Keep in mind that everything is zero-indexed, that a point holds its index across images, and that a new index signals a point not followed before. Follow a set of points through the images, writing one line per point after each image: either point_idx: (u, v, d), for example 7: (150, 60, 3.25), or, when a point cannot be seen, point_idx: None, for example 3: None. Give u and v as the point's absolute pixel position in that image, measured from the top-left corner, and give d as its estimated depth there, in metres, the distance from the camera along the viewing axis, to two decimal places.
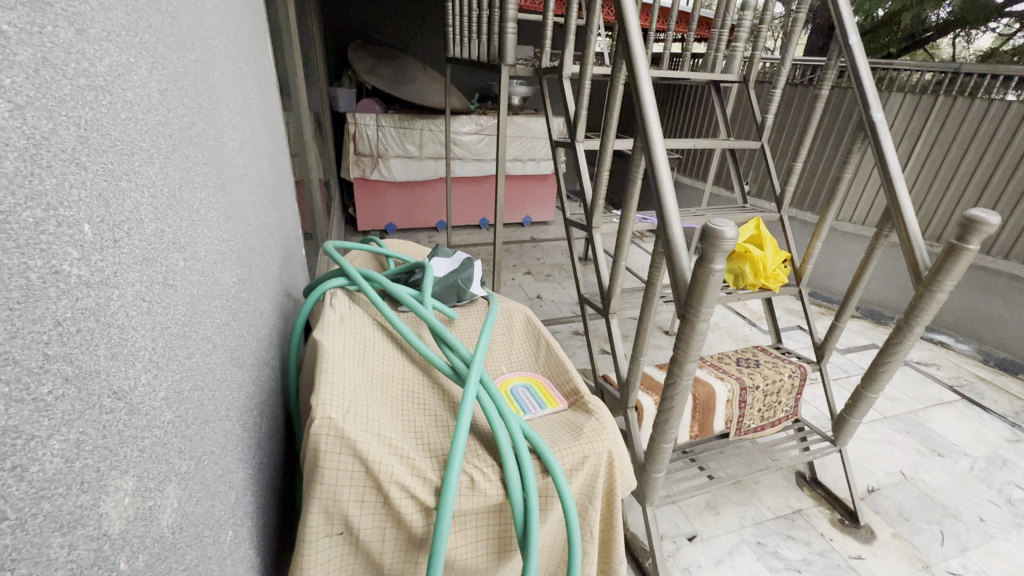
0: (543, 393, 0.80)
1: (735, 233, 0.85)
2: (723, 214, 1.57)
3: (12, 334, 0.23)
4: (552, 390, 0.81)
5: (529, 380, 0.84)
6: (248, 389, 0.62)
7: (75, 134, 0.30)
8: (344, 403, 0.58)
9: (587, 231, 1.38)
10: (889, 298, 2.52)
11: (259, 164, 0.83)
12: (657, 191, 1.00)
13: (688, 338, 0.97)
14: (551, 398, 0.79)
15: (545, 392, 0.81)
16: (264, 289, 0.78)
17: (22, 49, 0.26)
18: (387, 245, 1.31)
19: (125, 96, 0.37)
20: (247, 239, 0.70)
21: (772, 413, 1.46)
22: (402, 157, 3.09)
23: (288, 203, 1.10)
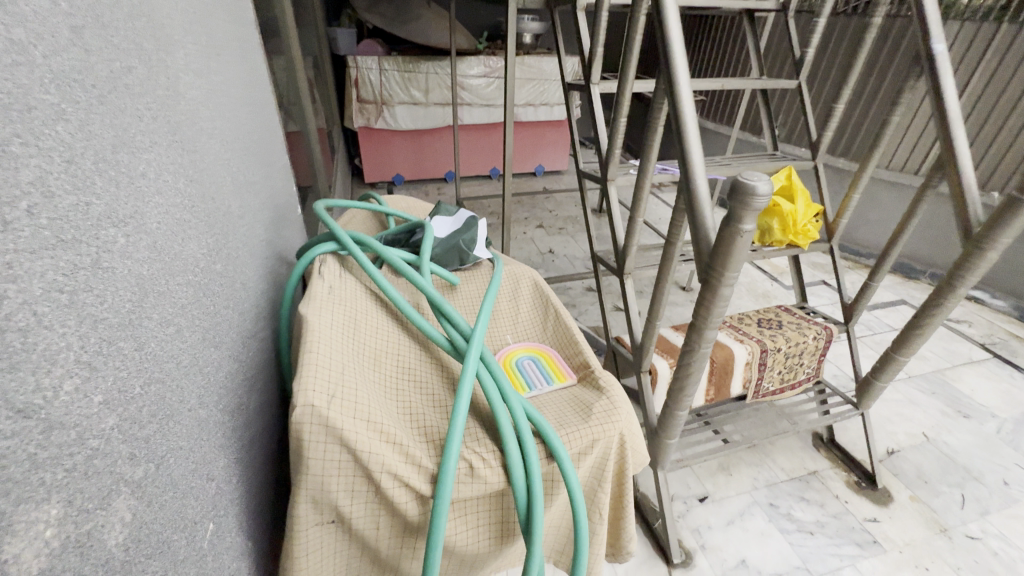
0: (550, 365, 0.75)
1: (769, 188, 0.74)
2: (751, 163, 1.44)
3: None
4: (560, 362, 0.76)
5: (534, 352, 0.78)
6: (229, 368, 0.58)
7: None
8: (329, 386, 0.53)
9: (602, 184, 1.27)
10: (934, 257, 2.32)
11: (234, 115, 0.74)
12: (680, 140, 0.89)
13: (709, 305, 0.90)
14: (559, 370, 0.74)
15: (552, 364, 0.76)
16: (248, 256, 0.72)
17: None
18: (387, 201, 1.23)
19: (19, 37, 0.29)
20: (222, 201, 0.63)
21: (792, 375, 1.40)
22: (407, 104, 2.92)
23: (277, 158, 1.03)
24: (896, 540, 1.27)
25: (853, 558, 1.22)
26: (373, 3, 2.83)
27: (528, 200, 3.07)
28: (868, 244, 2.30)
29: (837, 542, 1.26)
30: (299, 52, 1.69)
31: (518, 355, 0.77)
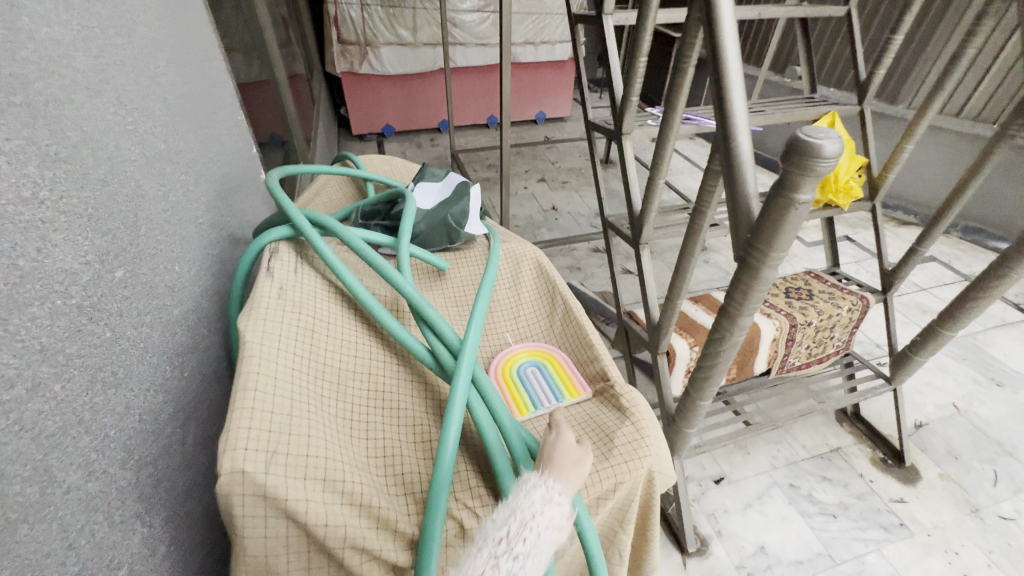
0: (559, 375, 0.63)
1: (837, 150, 0.58)
2: (788, 109, 1.24)
3: None
4: (571, 372, 0.63)
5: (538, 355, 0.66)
6: (144, 406, 0.45)
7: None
8: (271, 439, 0.40)
9: (615, 139, 1.09)
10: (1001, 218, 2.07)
11: (147, 65, 0.57)
12: (716, 85, 0.69)
13: (746, 289, 0.75)
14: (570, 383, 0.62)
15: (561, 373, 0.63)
16: (180, 249, 0.57)
17: None
18: (366, 163, 1.06)
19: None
20: (122, 183, 0.47)
21: (821, 349, 1.27)
22: (394, 44, 2.64)
23: (227, 115, 0.85)
24: (924, 522, 1.20)
25: (878, 543, 1.15)
26: None
27: (528, 151, 2.85)
28: (920, 202, 2.14)
29: (861, 525, 1.19)
30: None
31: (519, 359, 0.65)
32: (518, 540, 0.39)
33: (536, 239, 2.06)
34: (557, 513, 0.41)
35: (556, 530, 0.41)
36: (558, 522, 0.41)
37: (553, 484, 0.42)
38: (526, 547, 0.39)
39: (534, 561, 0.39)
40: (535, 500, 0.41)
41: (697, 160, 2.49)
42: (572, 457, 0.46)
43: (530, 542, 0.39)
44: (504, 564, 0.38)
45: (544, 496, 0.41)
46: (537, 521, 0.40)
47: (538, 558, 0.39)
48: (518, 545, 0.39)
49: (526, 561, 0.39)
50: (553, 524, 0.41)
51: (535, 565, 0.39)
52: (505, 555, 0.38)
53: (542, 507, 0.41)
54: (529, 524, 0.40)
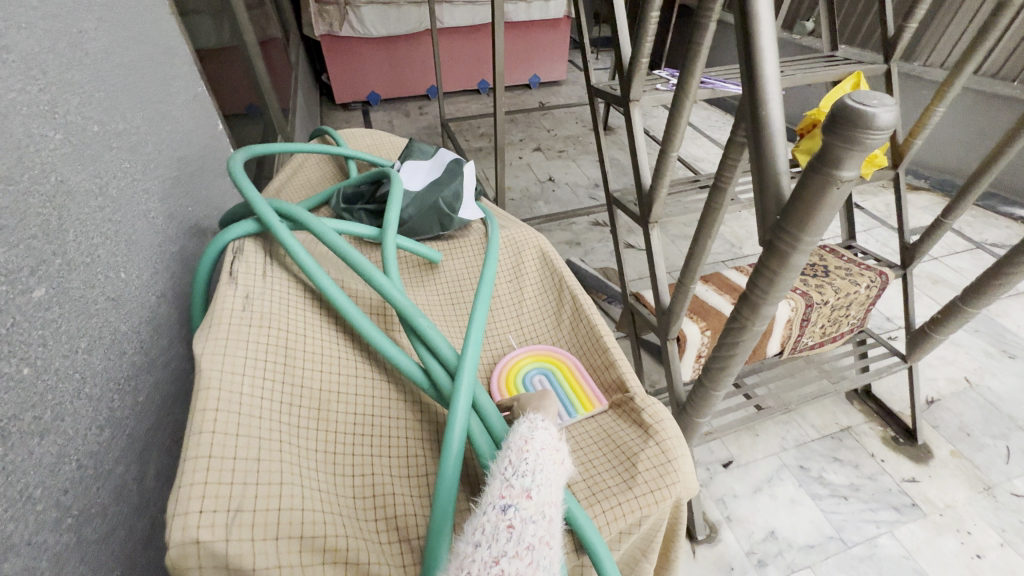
0: (569, 382, 0.58)
1: (892, 119, 0.47)
2: (808, 69, 1.14)
3: None
4: (581, 376, 0.58)
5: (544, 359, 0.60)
6: (84, 448, 0.38)
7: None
8: (234, 492, 0.33)
9: (622, 107, 0.99)
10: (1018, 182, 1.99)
11: (68, 30, 0.47)
12: (745, 38, 0.58)
13: (772, 278, 0.65)
14: (582, 391, 0.57)
15: (570, 378, 0.58)
16: (127, 253, 0.49)
17: None
18: (348, 139, 0.96)
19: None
20: (38, 179, 0.39)
21: (835, 328, 1.22)
22: (376, 3, 2.45)
23: (185, 89, 0.75)
24: (936, 502, 1.17)
25: (889, 525, 1.13)
26: None
27: (523, 118, 2.71)
28: (936, 167, 2.05)
29: (872, 507, 1.16)
30: None
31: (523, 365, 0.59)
32: (520, 461, 0.37)
33: (534, 214, 1.97)
34: (551, 438, 0.40)
35: (555, 449, 0.39)
36: (554, 444, 0.40)
37: (534, 415, 0.42)
38: (530, 465, 0.37)
39: (544, 478, 0.37)
40: (523, 431, 0.40)
41: (701, 125, 2.37)
42: (549, 405, 0.46)
43: (533, 460, 0.38)
44: (517, 484, 0.36)
45: (529, 424, 0.41)
46: (531, 442, 0.39)
47: (547, 476, 0.37)
48: (521, 464, 0.37)
49: (536, 478, 0.37)
50: (551, 447, 0.39)
51: (551, 483, 0.37)
52: (514, 475, 0.36)
53: (531, 433, 0.40)
54: (526, 448, 0.38)
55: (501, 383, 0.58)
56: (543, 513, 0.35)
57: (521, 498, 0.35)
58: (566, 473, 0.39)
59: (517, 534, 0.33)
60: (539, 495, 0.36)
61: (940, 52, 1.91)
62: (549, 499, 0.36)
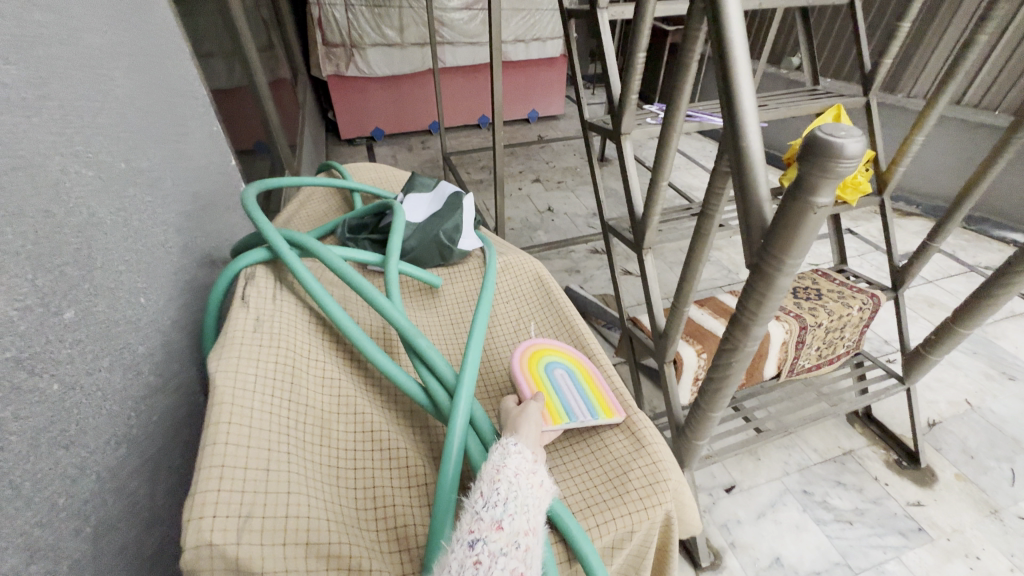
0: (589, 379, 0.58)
1: (861, 148, 0.50)
2: (791, 103, 1.20)
3: None
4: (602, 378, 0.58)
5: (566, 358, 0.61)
6: (103, 462, 0.40)
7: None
8: (244, 499, 0.35)
9: (614, 139, 1.04)
10: (1008, 207, 2.03)
11: (99, 76, 0.52)
12: (724, 76, 0.63)
13: (760, 299, 0.68)
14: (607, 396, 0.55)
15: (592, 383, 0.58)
16: (145, 279, 0.52)
17: None
18: (353, 173, 1.01)
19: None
20: (72, 211, 0.42)
21: (831, 350, 1.24)
22: (381, 45, 2.58)
23: (201, 127, 0.80)
24: (943, 526, 1.16)
25: (897, 550, 1.11)
26: None
27: (522, 151, 2.80)
28: (925, 193, 2.10)
29: (878, 532, 1.14)
30: None
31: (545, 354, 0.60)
32: (492, 491, 0.39)
33: (533, 243, 2.01)
34: (526, 462, 0.42)
35: (529, 475, 0.41)
36: (528, 468, 0.41)
37: (507, 440, 0.43)
38: (503, 494, 0.38)
39: (518, 505, 0.38)
40: (496, 459, 0.42)
41: (695, 156, 2.44)
42: (534, 423, 0.47)
43: (505, 488, 0.39)
44: (487, 516, 0.37)
45: (502, 451, 0.42)
46: (504, 470, 0.40)
47: (522, 502, 0.38)
48: (493, 494, 0.38)
49: (510, 507, 0.38)
50: (525, 472, 0.41)
51: (523, 511, 0.38)
52: (485, 507, 0.38)
53: (503, 460, 0.41)
54: (498, 477, 0.40)
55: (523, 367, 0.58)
56: (515, 543, 0.36)
57: (490, 531, 0.36)
58: (544, 494, 0.40)
59: (485, 570, 0.34)
60: (511, 524, 0.37)
61: (922, 84, 1.98)
62: (522, 529, 0.37)
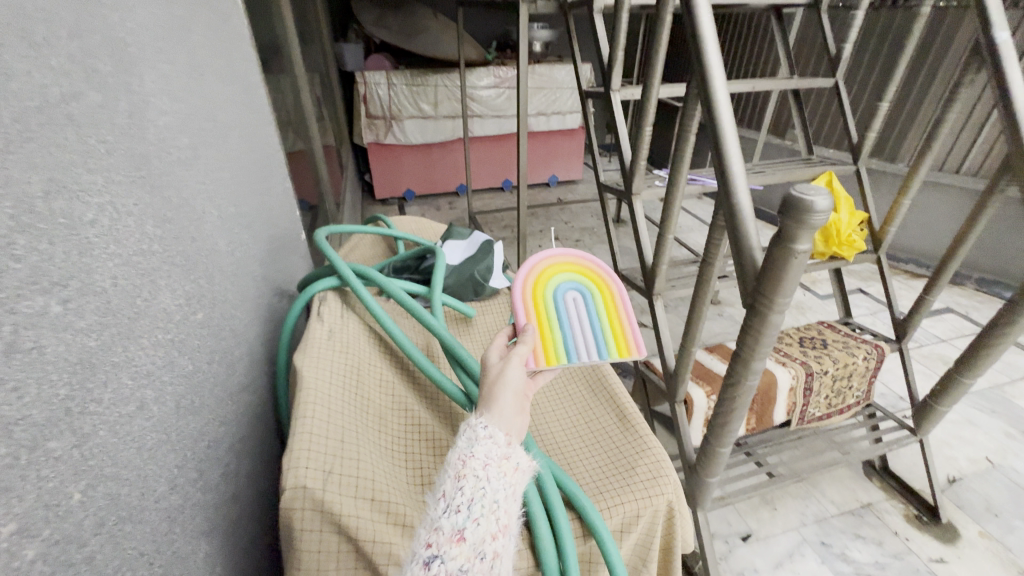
0: (608, 309, 0.63)
1: (830, 203, 0.61)
2: (787, 169, 1.34)
3: None
4: (622, 307, 0.63)
5: (585, 277, 0.64)
6: (210, 435, 0.50)
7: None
8: (326, 461, 0.45)
9: (626, 198, 1.18)
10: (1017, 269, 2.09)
11: (223, 142, 0.67)
12: (717, 149, 0.76)
13: (757, 334, 0.76)
14: (622, 329, 0.62)
15: (608, 305, 0.64)
16: (239, 298, 0.65)
17: None
18: (397, 223, 1.16)
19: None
20: (204, 240, 0.56)
21: (840, 399, 1.28)
22: (417, 117, 2.88)
23: (278, 183, 0.96)
24: None
25: None
26: (380, 18, 2.83)
27: (542, 212, 3.00)
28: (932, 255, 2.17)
29: None
30: (302, 69, 1.65)
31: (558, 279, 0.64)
32: (457, 494, 0.41)
33: None
34: (495, 446, 0.44)
35: (492, 469, 0.43)
36: (496, 455, 0.44)
37: (476, 424, 0.46)
38: (466, 497, 0.41)
39: (482, 505, 0.41)
40: (464, 449, 0.44)
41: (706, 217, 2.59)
42: (509, 394, 0.49)
43: (469, 489, 0.42)
44: (448, 529, 0.40)
45: (469, 441, 0.44)
46: (470, 463, 0.43)
47: (486, 502, 0.41)
48: (457, 499, 0.41)
49: (472, 512, 0.41)
50: (492, 460, 0.44)
51: (484, 517, 0.41)
52: (448, 518, 0.40)
53: (471, 451, 0.44)
54: (463, 476, 0.42)
55: (525, 291, 0.62)
56: (478, 556, 0.39)
57: (450, 545, 0.39)
58: (508, 484, 0.43)
59: None
60: (471, 535, 0.40)
61: None
62: (481, 538, 0.40)
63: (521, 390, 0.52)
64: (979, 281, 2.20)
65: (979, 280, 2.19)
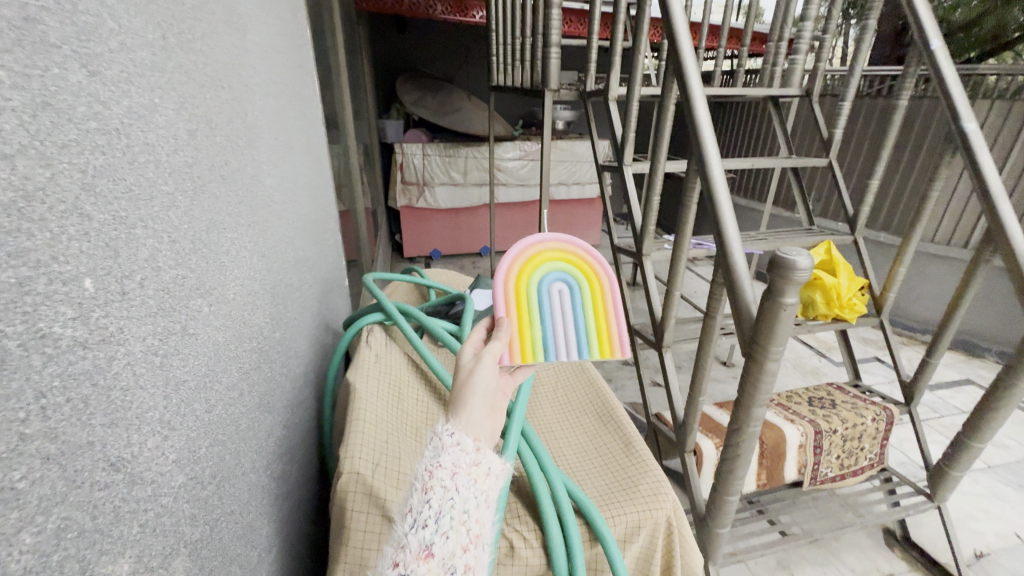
0: (588, 291, 0.69)
1: (810, 262, 0.70)
2: (788, 237, 1.45)
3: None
4: (601, 282, 0.69)
5: (559, 260, 0.70)
6: (276, 434, 0.60)
7: (30, 104, 0.25)
8: (374, 456, 0.54)
9: (637, 258, 1.30)
10: None
11: (299, 199, 0.82)
12: (715, 216, 0.88)
13: (755, 382, 0.83)
14: (603, 308, 0.69)
15: (588, 281, 0.70)
16: (300, 326, 0.77)
17: (16, 121, 0.24)
18: (429, 274, 1.30)
19: (135, 99, 0.34)
20: (283, 275, 0.69)
21: (853, 460, 1.30)
22: (447, 184, 3.14)
23: (332, 236, 1.11)
24: None
25: None
26: (419, 99, 3.17)
27: None
28: None
29: None
30: (352, 141, 1.88)
31: (551, 269, 0.69)
32: (424, 510, 0.44)
33: None
34: (462, 454, 0.47)
35: (458, 479, 0.46)
36: (462, 463, 0.46)
37: (443, 431, 0.48)
38: (433, 511, 0.44)
39: (451, 517, 0.44)
40: (433, 459, 0.46)
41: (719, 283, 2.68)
42: (477, 402, 0.52)
43: (435, 503, 0.44)
44: (414, 548, 0.42)
45: (436, 450, 0.47)
46: (436, 474, 0.45)
47: (455, 513, 0.44)
48: (425, 514, 0.44)
49: (439, 526, 0.43)
50: (460, 468, 0.46)
51: (451, 530, 0.43)
52: (416, 535, 0.43)
53: (438, 461, 0.46)
54: (430, 490, 0.45)
55: (510, 288, 0.68)
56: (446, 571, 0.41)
57: (417, 562, 0.41)
58: (476, 490, 0.46)
59: None
60: (436, 553, 0.42)
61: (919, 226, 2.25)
62: (448, 553, 0.42)
63: (490, 389, 0.55)
64: (997, 353, 2.20)
65: (998, 352, 2.20)
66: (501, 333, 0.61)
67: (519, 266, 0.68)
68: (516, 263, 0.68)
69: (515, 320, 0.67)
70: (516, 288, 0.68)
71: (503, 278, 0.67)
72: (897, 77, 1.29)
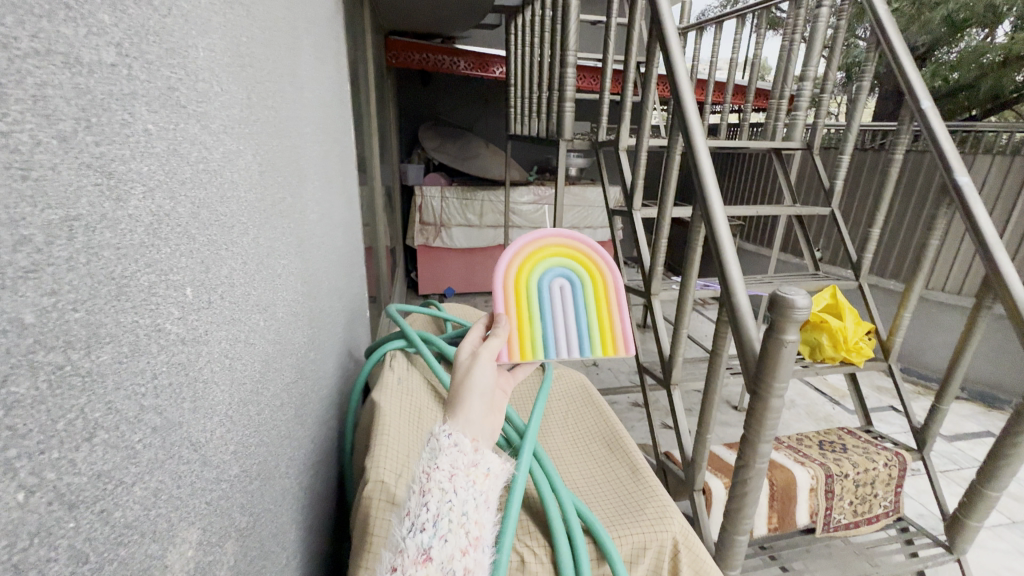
0: (582, 279, 0.76)
1: (807, 301, 0.75)
2: (793, 281, 1.50)
3: (128, 392, 0.27)
4: (592, 271, 0.76)
5: (554, 256, 0.76)
6: (306, 446, 0.64)
7: (166, 150, 0.32)
8: (397, 467, 0.59)
9: (645, 298, 1.35)
10: None
11: (334, 233, 0.90)
12: (719, 257, 0.94)
13: (761, 417, 0.85)
14: (599, 294, 0.76)
15: (582, 269, 0.77)
16: (329, 349, 0.83)
17: (159, 163, 0.31)
18: (446, 308, 1.36)
19: (227, 146, 0.42)
20: (318, 301, 0.75)
21: (867, 507, 1.28)
22: (463, 226, 3.27)
23: (358, 269, 1.19)
24: None
25: None
26: (440, 145, 3.36)
27: None
28: None
29: None
30: (377, 184, 2.00)
31: (536, 261, 0.76)
32: (423, 513, 0.46)
33: None
34: (460, 455, 0.50)
35: (455, 479, 0.48)
36: (458, 465, 0.49)
37: (441, 433, 0.51)
38: (431, 514, 0.46)
39: (449, 520, 0.46)
40: (432, 463, 0.49)
41: None
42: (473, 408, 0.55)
43: (434, 506, 0.46)
44: (413, 551, 0.44)
45: (434, 455, 0.50)
46: (434, 477, 0.48)
47: (453, 516, 0.46)
48: (424, 517, 0.46)
49: (437, 527, 0.45)
50: (458, 469, 0.49)
51: (449, 532, 0.45)
52: (416, 538, 0.45)
53: (437, 464, 0.49)
54: (428, 493, 0.47)
55: (513, 286, 0.74)
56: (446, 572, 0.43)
57: (417, 564, 0.43)
58: (472, 492, 0.48)
59: None
60: (434, 556, 0.44)
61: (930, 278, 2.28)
62: (448, 555, 0.44)
63: (489, 387, 0.58)
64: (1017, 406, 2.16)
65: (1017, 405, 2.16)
66: (500, 330, 0.65)
67: (515, 264, 0.75)
68: (514, 262, 0.74)
69: (522, 314, 0.73)
70: (518, 286, 0.74)
71: (504, 277, 0.74)
72: (892, 134, 1.37)
